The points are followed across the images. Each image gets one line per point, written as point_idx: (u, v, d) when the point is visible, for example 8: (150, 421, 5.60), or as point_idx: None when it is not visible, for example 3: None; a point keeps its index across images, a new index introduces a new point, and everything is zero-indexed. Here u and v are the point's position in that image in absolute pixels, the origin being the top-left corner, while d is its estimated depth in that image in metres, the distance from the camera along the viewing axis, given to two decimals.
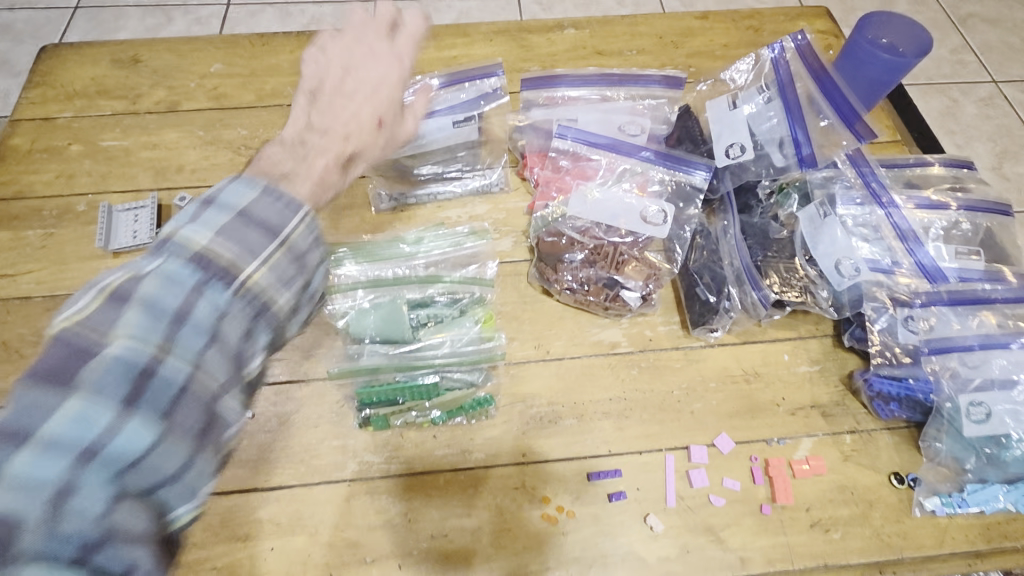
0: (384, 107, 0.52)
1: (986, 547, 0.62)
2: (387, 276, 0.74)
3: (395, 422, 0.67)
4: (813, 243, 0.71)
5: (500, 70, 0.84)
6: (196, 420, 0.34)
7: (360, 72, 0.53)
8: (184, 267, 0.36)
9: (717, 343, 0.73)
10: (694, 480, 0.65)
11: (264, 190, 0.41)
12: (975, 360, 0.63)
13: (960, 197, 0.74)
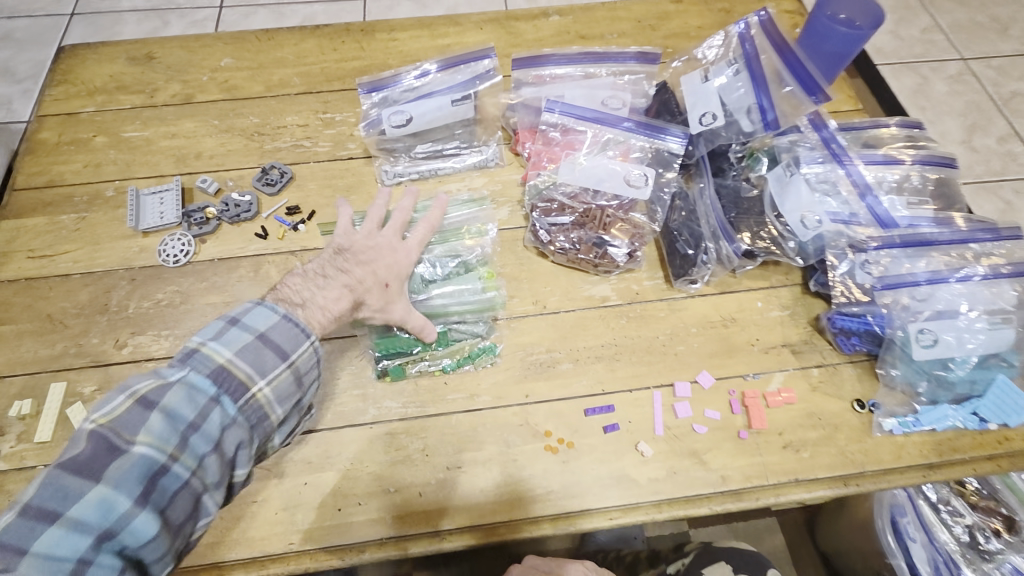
0: (395, 277, 0.70)
1: (937, 459, 0.70)
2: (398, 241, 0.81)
3: (411, 371, 0.75)
4: (781, 201, 0.79)
5: (492, 52, 0.89)
6: (182, 511, 0.49)
7: (383, 247, 0.71)
8: (204, 380, 0.51)
9: (697, 294, 0.81)
10: (679, 411, 0.73)
11: (279, 321, 0.57)
12: (923, 294, 0.70)
13: (915, 152, 0.81)
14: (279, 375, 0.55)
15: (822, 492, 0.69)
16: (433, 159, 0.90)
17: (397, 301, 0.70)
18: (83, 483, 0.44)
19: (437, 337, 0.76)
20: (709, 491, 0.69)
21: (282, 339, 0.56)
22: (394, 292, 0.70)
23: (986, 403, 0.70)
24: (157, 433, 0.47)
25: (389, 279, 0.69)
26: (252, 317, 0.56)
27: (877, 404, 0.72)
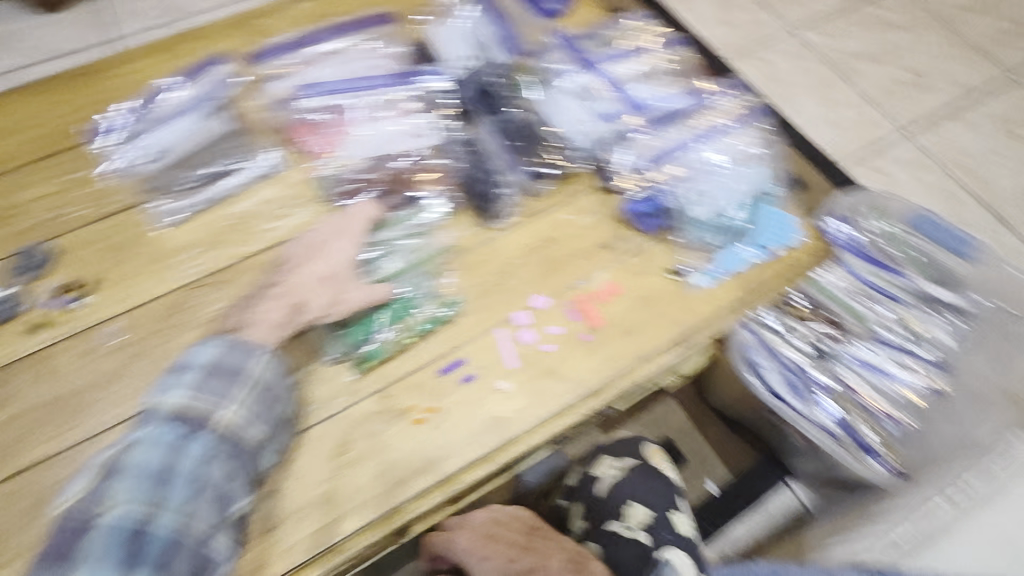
0: (334, 267, 0.75)
1: (744, 295, 0.80)
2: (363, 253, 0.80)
3: (389, 345, 0.74)
4: (555, 116, 0.88)
5: (220, 59, 0.90)
6: (187, 561, 0.54)
7: (325, 249, 0.77)
8: (168, 429, 0.60)
9: (512, 226, 0.83)
10: (524, 338, 0.75)
11: (224, 351, 0.65)
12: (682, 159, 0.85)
13: (652, 42, 0.94)
14: (241, 394, 0.63)
15: (665, 360, 0.76)
16: (212, 181, 0.84)
17: (346, 287, 0.75)
18: (66, 568, 0.51)
19: (407, 307, 0.76)
20: (572, 399, 0.73)
21: (228, 365, 0.64)
22: (340, 280, 0.75)
23: (762, 236, 0.82)
24: (128, 491, 0.55)
25: (327, 271, 0.75)
26: (198, 360, 0.65)
27: (686, 267, 0.80)
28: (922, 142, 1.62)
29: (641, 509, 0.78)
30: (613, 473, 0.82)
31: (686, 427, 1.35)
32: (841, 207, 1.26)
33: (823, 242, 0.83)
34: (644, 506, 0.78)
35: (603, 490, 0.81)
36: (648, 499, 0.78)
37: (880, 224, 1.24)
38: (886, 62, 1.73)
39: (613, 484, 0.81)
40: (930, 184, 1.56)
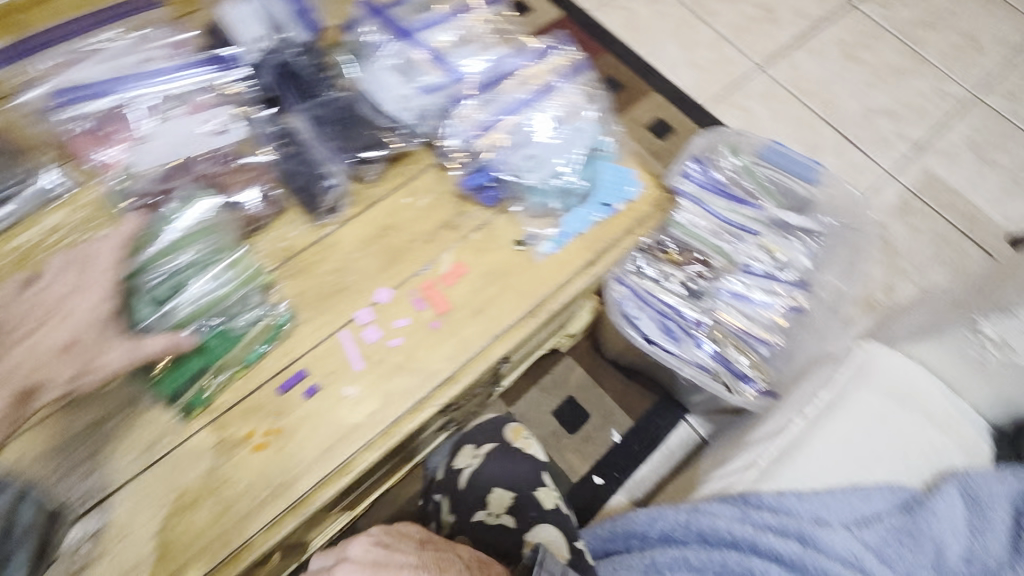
0: (77, 331, 0.58)
1: (592, 255, 0.79)
2: (151, 283, 0.65)
3: (212, 390, 0.66)
4: (377, 95, 0.80)
5: None
6: None
7: (60, 306, 0.59)
8: None
9: (347, 217, 0.78)
10: (369, 337, 0.71)
11: None
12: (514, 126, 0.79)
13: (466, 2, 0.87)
14: None
15: (520, 334, 0.74)
16: None
17: (96, 351, 0.58)
18: None
19: (221, 342, 0.66)
20: (427, 391, 0.70)
21: None
22: (86, 344, 0.58)
23: (602, 193, 0.81)
24: None
25: (67, 339, 0.58)
26: None
27: (533, 235, 0.79)
28: (774, 74, 1.84)
29: (503, 495, 0.79)
30: (472, 462, 0.82)
31: (587, 383, 1.39)
32: (697, 150, 1.33)
33: (662, 191, 0.84)
34: (506, 491, 0.79)
35: (464, 481, 0.80)
36: (509, 483, 0.79)
37: (734, 161, 1.33)
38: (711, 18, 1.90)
39: (473, 474, 0.80)
40: (783, 113, 1.80)
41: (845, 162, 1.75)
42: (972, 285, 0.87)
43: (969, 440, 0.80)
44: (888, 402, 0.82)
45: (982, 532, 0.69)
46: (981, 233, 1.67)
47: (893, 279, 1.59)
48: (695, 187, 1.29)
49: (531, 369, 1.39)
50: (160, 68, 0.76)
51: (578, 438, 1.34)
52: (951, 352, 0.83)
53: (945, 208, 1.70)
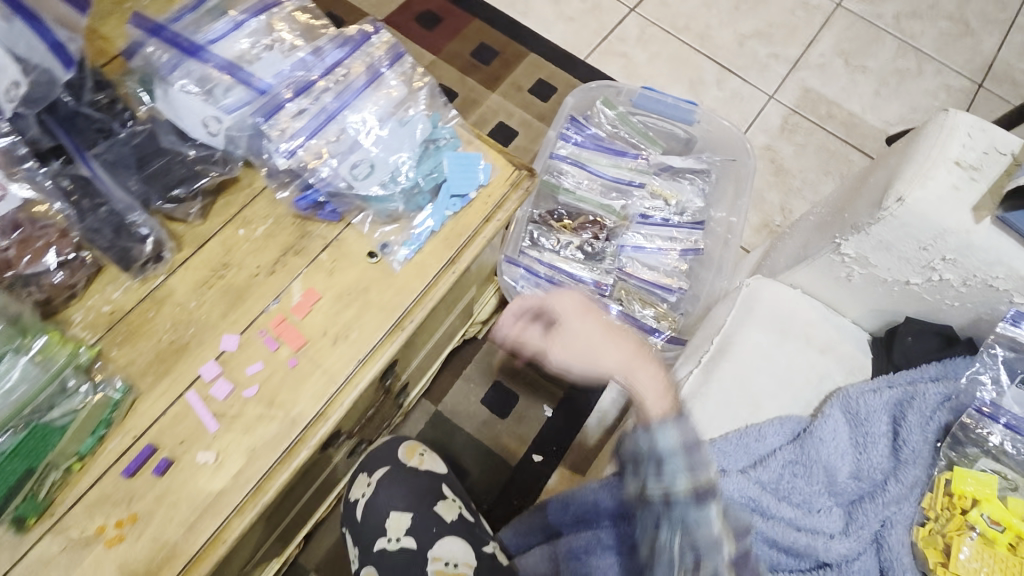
0: None
1: (453, 251, 0.75)
2: None
3: (43, 494, 0.58)
4: (179, 120, 0.70)
5: None
6: None
7: None
8: None
9: (177, 264, 0.71)
10: (219, 393, 0.65)
11: None
12: (335, 134, 0.71)
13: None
14: None
15: (388, 352, 0.70)
16: None
17: None
18: None
19: (39, 442, 0.57)
20: (295, 436, 0.65)
21: None
22: None
23: (451, 183, 0.76)
24: None
25: None
26: None
27: (387, 244, 0.74)
28: (644, 14, 1.83)
29: (400, 516, 0.81)
30: (366, 491, 0.84)
31: (510, 365, 1.38)
32: (571, 111, 1.31)
33: (515, 168, 0.80)
34: (403, 513, 0.81)
35: (360, 513, 0.82)
36: (405, 505, 0.81)
37: (611, 114, 1.31)
38: None
39: (369, 502, 0.82)
40: (661, 53, 1.78)
41: (728, 91, 1.76)
42: (833, 205, 0.88)
43: (849, 358, 0.82)
44: (772, 335, 0.84)
45: (865, 446, 0.71)
46: (862, 139, 1.73)
47: (787, 199, 1.63)
48: (580, 149, 1.28)
49: (452, 362, 1.37)
50: None
51: (511, 421, 1.33)
52: (821, 274, 0.85)
53: (826, 121, 1.75)
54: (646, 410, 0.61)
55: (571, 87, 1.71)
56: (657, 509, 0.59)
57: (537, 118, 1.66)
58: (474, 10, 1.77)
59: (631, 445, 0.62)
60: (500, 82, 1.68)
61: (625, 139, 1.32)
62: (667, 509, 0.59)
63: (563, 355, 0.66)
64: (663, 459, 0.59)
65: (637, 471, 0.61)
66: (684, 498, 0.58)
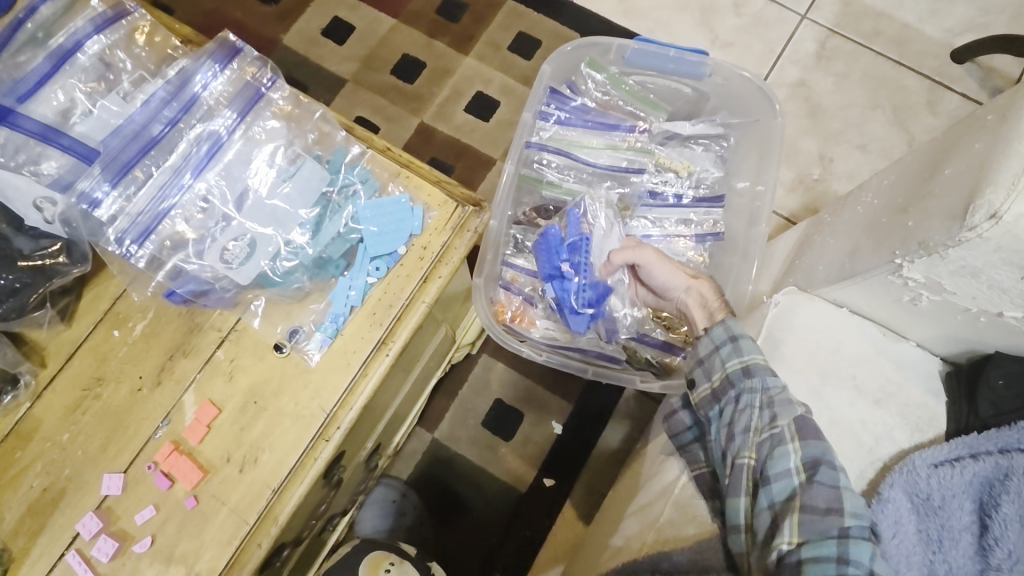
0: None
1: (383, 330, 0.58)
2: None
3: None
4: (8, 204, 0.54)
5: None
6: None
7: None
8: None
9: (41, 387, 0.57)
10: (104, 553, 0.52)
11: None
12: (200, 203, 0.55)
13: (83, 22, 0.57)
14: None
15: (311, 473, 0.55)
16: None
17: None
18: None
19: None
20: None
21: None
22: None
23: (370, 242, 0.58)
24: None
25: None
26: None
27: (297, 330, 0.58)
28: None
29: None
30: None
31: (511, 378, 1.23)
32: (551, 80, 1.07)
33: (456, 204, 0.61)
34: None
35: None
36: None
37: (600, 78, 1.07)
38: None
39: None
40: None
41: (748, 18, 1.45)
42: (891, 196, 0.66)
43: (913, 406, 0.63)
44: (810, 380, 0.65)
45: (939, 544, 0.55)
46: (920, 57, 1.41)
47: (827, 147, 1.36)
48: (567, 126, 1.06)
49: (446, 382, 1.23)
50: None
51: (516, 443, 1.20)
52: (875, 295, 0.64)
53: (873, 40, 1.43)
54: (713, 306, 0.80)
55: (557, 37, 1.44)
56: (739, 384, 0.63)
57: (521, 81, 1.41)
58: None
59: (706, 343, 0.68)
60: (473, 42, 1.43)
61: (620, 107, 1.09)
62: (742, 386, 0.63)
63: (670, 279, 0.88)
64: (737, 342, 0.66)
65: (713, 358, 0.66)
66: (760, 367, 0.63)
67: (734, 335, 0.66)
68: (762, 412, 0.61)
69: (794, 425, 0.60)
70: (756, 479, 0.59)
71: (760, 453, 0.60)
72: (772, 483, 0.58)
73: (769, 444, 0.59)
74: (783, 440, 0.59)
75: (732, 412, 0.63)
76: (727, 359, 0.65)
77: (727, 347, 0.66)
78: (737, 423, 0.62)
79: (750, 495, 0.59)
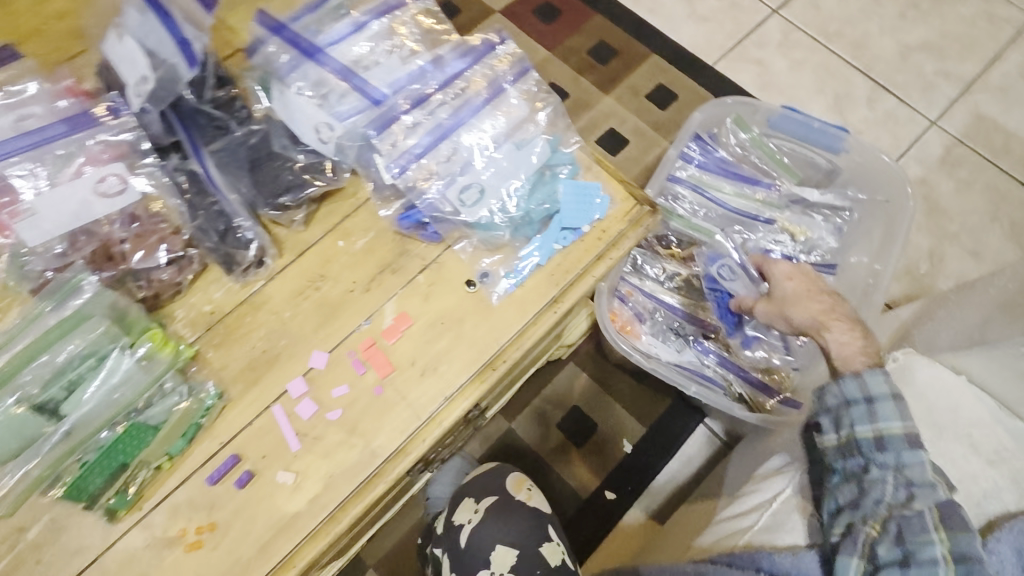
0: None
1: (558, 290, 0.68)
2: (51, 361, 0.56)
3: (134, 490, 0.59)
4: (292, 125, 0.68)
5: None
6: None
7: None
8: None
9: (276, 270, 0.69)
10: (304, 413, 0.63)
11: None
12: (447, 154, 0.66)
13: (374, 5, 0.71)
14: None
15: (476, 392, 0.65)
16: None
17: None
18: None
19: (131, 437, 0.58)
20: (374, 468, 0.62)
21: None
22: None
23: (565, 215, 0.69)
24: None
25: None
26: None
27: (487, 273, 0.68)
28: (789, 16, 1.64)
29: (506, 550, 0.85)
30: (473, 518, 0.87)
31: (593, 390, 1.29)
32: (699, 126, 1.17)
33: (636, 203, 0.71)
34: (510, 548, 0.85)
35: (466, 539, 0.86)
36: (513, 541, 0.85)
37: (743, 136, 1.17)
38: None
39: (476, 530, 0.86)
40: (805, 62, 1.59)
41: (880, 112, 1.53)
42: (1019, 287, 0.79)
43: None
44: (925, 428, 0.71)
45: None
46: None
47: (940, 245, 1.40)
48: (702, 170, 1.15)
49: (532, 379, 1.29)
50: (37, 123, 0.63)
51: (586, 451, 1.25)
52: (999, 367, 0.73)
53: (1001, 156, 1.48)
54: (838, 356, 0.77)
55: (695, 94, 1.56)
56: (870, 454, 0.65)
57: (653, 126, 1.53)
58: (599, 3, 1.64)
59: (836, 393, 0.70)
60: (617, 84, 1.56)
61: (755, 164, 1.17)
62: (879, 457, 0.65)
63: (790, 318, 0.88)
64: (874, 404, 0.67)
65: (843, 414, 0.68)
66: (898, 440, 0.65)
67: (871, 397, 0.67)
68: (897, 489, 0.63)
69: (937, 512, 0.61)
70: (883, 555, 0.60)
71: (888, 527, 0.61)
72: (910, 564, 0.58)
73: (905, 521, 0.61)
74: (924, 524, 0.60)
75: (862, 480, 0.65)
76: (860, 421, 0.67)
77: (863, 407, 0.67)
78: (869, 491, 0.63)
79: (866, 561, 0.61)
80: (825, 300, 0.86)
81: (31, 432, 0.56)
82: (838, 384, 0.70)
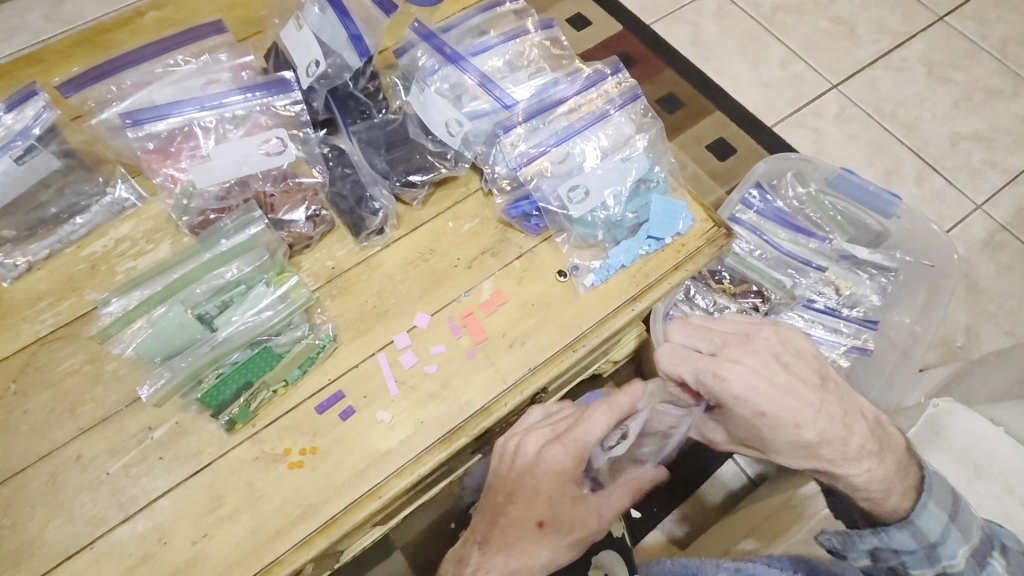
0: None
1: (638, 290, 0.76)
2: (218, 282, 0.69)
3: (253, 406, 0.67)
4: (425, 117, 0.78)
5: (37, 87, 0.72)
6: None
7: None
8: None
9: (392, 240, 0.78)
10: (406, 363, 0.71)
11: None
12: (561, 156, 0.76)
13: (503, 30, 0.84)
14: None
15: (557, 368, 0.72)
16: (70, 217, 0.75)
17: None
18: None
19: (261, 358, 0.67)
20: (460, 421, 0.70)
21: None
22: None
23: (652, 224, 0.77)
24: None
25: None
26: None
27: (577, 267, 0.77)
28: (847, 92, 1.75)
29: None
30: None
31: None
32: (761, 176, 1.26)
33: (714, 225, 0.80)
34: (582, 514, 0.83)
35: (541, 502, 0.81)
36: None
37: (801, 190, 1.26)
38: (782, 34, 1.83)
39: None
40: (858, 135, 1.69)
41: (927, 190, 1.62)
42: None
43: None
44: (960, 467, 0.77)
45: None
46: None
47: (976, 321, 1.45)
48: (760, 216, 1.23)
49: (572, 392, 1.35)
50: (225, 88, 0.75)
51: None
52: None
53: None
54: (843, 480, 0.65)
55: (751, 151, 1.67)
56: None
57: (710, 175, 1.63)
58: (671, 58, 1.77)
59: (870, 540, 0.67)
60: (680, 132, 1.68)
61: (810, 217, 1.26)
62: None
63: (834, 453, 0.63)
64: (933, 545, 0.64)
65: (893, 558, 0.66)
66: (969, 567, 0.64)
67: (927, 539, 0.64)
68: None
69: None
70: None
71: None
72: None
73: None
74: None
75: None
76: (919, 563, 0.65)
77: (918, 548, 0.65)
78: None
79: None
80: (821, 422, 0.62)
81: (188, 336, 0.67)
82: (880, 534, 0.66)
